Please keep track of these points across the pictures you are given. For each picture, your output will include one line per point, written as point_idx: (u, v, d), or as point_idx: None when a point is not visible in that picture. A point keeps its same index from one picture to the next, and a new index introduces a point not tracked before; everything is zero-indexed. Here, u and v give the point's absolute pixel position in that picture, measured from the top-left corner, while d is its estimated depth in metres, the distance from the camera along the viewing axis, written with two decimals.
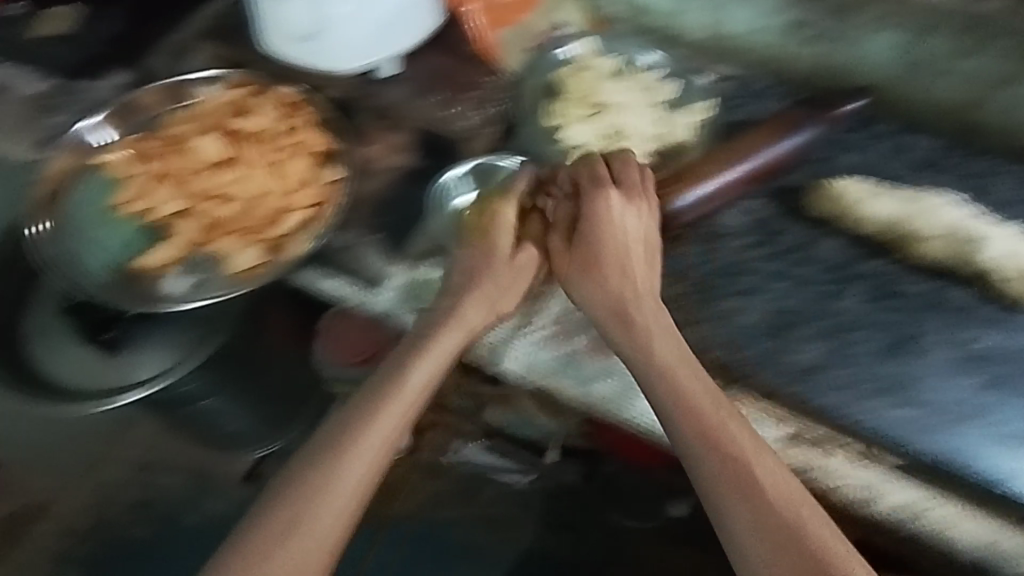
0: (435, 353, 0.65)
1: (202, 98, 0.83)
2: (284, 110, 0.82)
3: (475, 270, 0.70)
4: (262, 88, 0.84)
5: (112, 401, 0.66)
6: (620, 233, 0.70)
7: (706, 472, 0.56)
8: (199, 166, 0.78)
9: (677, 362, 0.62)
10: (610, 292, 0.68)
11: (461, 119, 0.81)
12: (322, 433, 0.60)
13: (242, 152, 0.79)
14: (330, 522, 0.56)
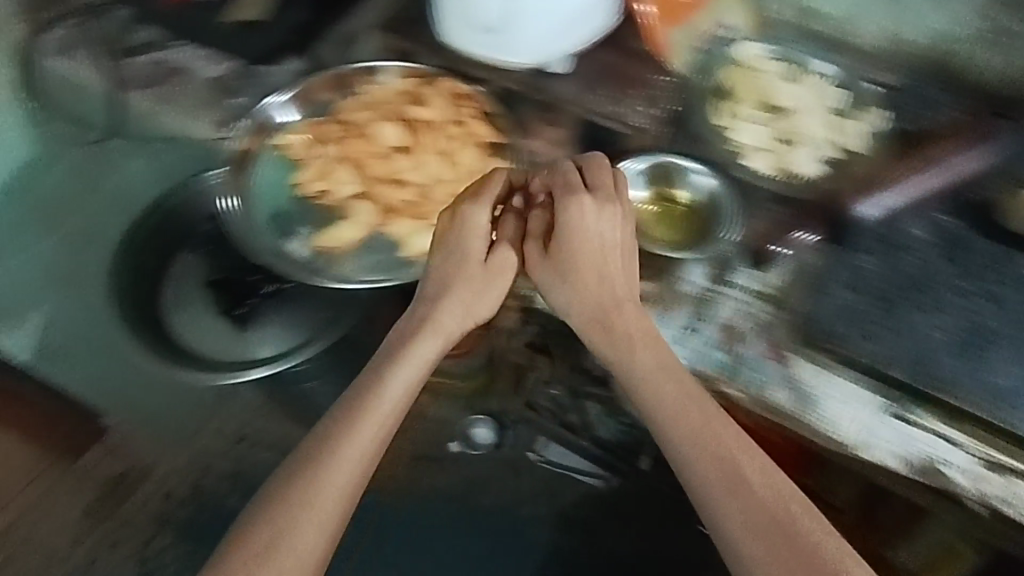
0: (412, 359, 0.69)
1: (377, 85, 0.86)
2: (453, 100, 0.83)
3: (449, 276, 0.73)
4: (433, 77, 0.85)
5: (239, 377, 0.96)
6: (596, 239, 0.70)
7: (691, 467, 0.61)
8: (374, 153, 0.82)
9: (662, 369, 0.66)
10: (592, 300, 0.70)
11: (632, 115, 0.81)
12: (310, 438, 0.66)
13: (415, 142, 0.82)
14: (330, 513, 0.62)
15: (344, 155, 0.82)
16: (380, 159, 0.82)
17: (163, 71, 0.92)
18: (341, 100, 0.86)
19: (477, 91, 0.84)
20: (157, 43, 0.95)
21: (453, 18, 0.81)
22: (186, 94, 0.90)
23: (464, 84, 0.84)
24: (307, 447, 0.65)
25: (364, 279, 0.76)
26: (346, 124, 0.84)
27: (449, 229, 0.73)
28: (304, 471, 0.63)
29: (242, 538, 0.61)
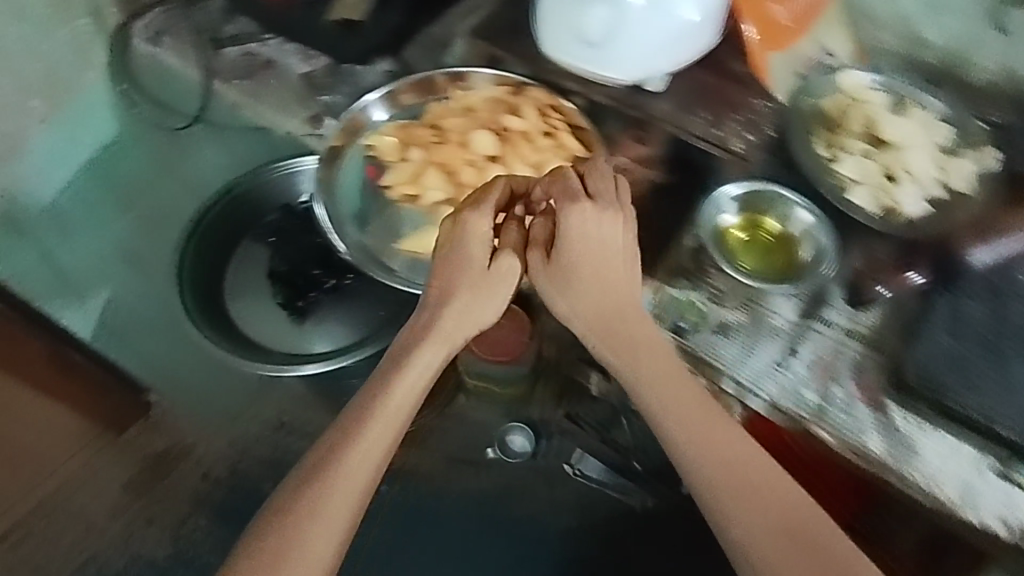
0: (416, 368, 0.68)
1: (471, 90, 0.87)
2: (544, 112, 0.83)
3: (453, 281, 0.72)
4: (526, 87, 0.85)
5: (297, 368, 1.02)
6: (599, 248, 0.70)
7: (707, 471, 0.61)
8: (461, 160, 0.83)
9: (672, 383, 0.66)
10: (597, 309, 0.69)
11: (733, 139, 0.80)
12: (315, 451, 0.64)
13: (504, 151, 0.82)
14: (337, 527, 0.61)
15: (432, 161, 0.83)
16: (468, 166, 0.82)
17: (255, 62, 0.94)
18: (433, 105, 0.87)
19: (569, 105, 0.83)
20: (251, 35, 0.96)
21: (552, 28, 0.79)
22: (277, 88, 0.91)
23: (558, 96, 0.83)
24: (312, 461, 0.63)
25: None
26: (436, 130, 0.85)
27: (454, 237, 0.73)
28: (311, 484, 0.62)
29: (249, 555, 0.60)
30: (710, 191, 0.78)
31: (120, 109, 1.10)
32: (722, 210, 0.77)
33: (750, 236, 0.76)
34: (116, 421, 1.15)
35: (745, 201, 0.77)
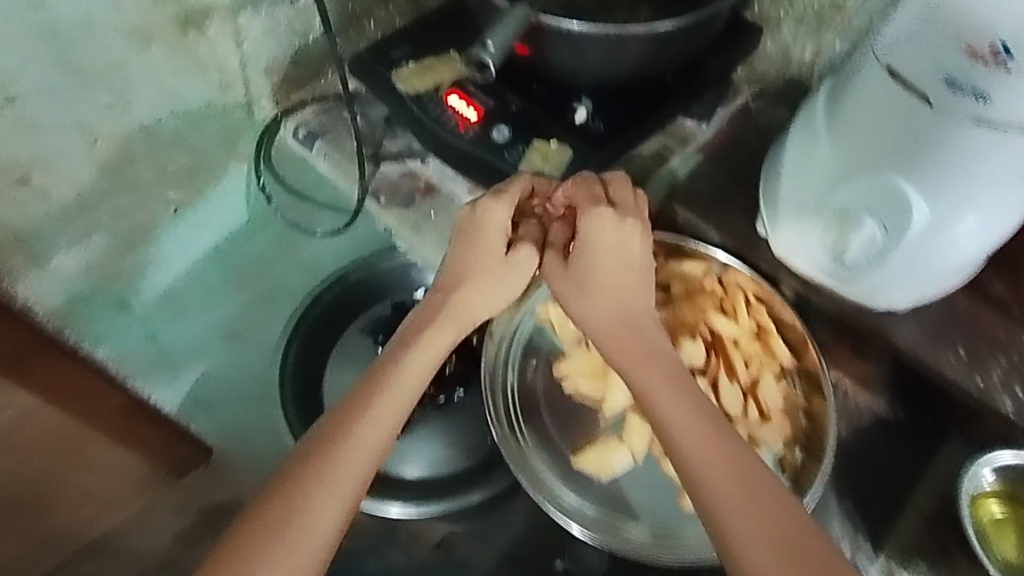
0: (427, 347, 0.68)
1: (675, 269, 0.73)
2: (756, 316, 0.71)
3: (466, 269, 0.71)
4: (731, 269, 0.72)
5: (384, 506, 1.05)
6: (623, 255, 0.68)
7: (692, 460, 0.57)
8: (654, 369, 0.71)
9: (671, 384, 0.62)
10: (611, 309, 0.67)
11: (1006, 395, 0.63)
12: (327, 418, 0.64)
13: (708, 359, 0.69)
14: (345, 492, 0.60)
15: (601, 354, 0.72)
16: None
17: (418, 188, 0.85)
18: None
19: (783, 306, 0.70)
20: (415, 151, 0.86)
21: (785, 223, 0.67)
22: (440, 224, 0.83)
23: (766, 285, 0.71)
24: (323, 427, 0.63)
25: (588, 516, 0.71)
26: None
27: (472, 225, 0.70)
28: (320, 448, 0.61)
29: (257, 517, 0.59)
30: (973, 461, 0.64)
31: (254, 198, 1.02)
32: (981, 476, 0.64)
33: (1008, 514, 0.64)
34: (176, 468, 1.16)
35: (1012, 475, 0.64)
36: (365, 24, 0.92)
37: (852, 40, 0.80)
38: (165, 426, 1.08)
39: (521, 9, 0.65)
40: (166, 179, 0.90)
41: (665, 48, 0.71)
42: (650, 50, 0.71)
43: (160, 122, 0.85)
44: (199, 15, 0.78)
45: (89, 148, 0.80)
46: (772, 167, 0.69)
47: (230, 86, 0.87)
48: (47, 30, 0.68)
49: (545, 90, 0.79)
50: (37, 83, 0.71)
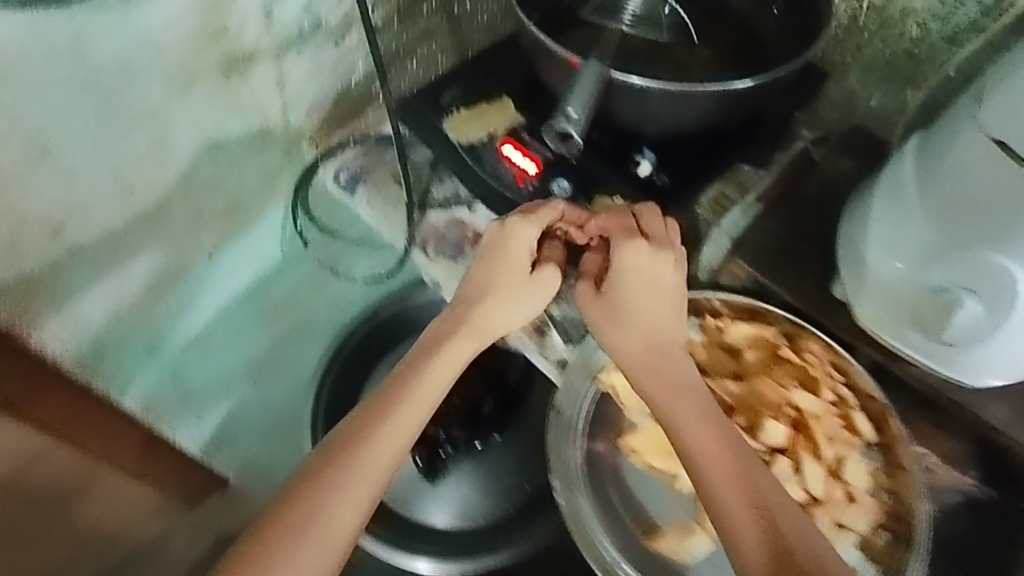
0: (448, 359, 0.65)
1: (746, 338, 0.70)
2: (836, 391, 0.67)
3: (490, 284, 0.68)
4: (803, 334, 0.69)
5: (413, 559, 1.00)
6: (656, 288, 0.66)
7: (714, 483, 0.58)
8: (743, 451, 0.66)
9: (703, 414, 0.62)
10: (647, 344, 0.65)
11: None
12: (346, 422, 0.61)
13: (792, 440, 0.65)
14: (363, 502, 0.58)
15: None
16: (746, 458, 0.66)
17: (465, 237, 0.80)
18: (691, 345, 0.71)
19: (862, 379, 0.67)
20: (462, 198, 0.82)
21: (871, 296, 0.64)
22: None
23: (841, 355, 0.67)
24: (342, 432, 0.60)
25: None
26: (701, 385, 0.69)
27: (499, 241, 0.67)
28: (338, 453, 0.59)
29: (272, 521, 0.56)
30: None
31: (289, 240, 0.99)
32: None
33: None
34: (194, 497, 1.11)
35: None
36: (405, 62, 0.90)
37: (926, 92, 0.76)
38: (176, 450, 1.03)
39: (598, 70, 0.66)
40: (201, 221, 0.86)
41: (736, 105, 0.68)
42: (721, 107, 0.68)
43: (197, 168, 0.80)
44: (243, 60, 0.74)
45: (125, 199, 0.75)
46: (851, 232, 0.66)
47: (269, 130, 0.83)
48: (86, 81, 0.64)
49: (604, 140, 0.75)
50: (74, 136, 0.66)
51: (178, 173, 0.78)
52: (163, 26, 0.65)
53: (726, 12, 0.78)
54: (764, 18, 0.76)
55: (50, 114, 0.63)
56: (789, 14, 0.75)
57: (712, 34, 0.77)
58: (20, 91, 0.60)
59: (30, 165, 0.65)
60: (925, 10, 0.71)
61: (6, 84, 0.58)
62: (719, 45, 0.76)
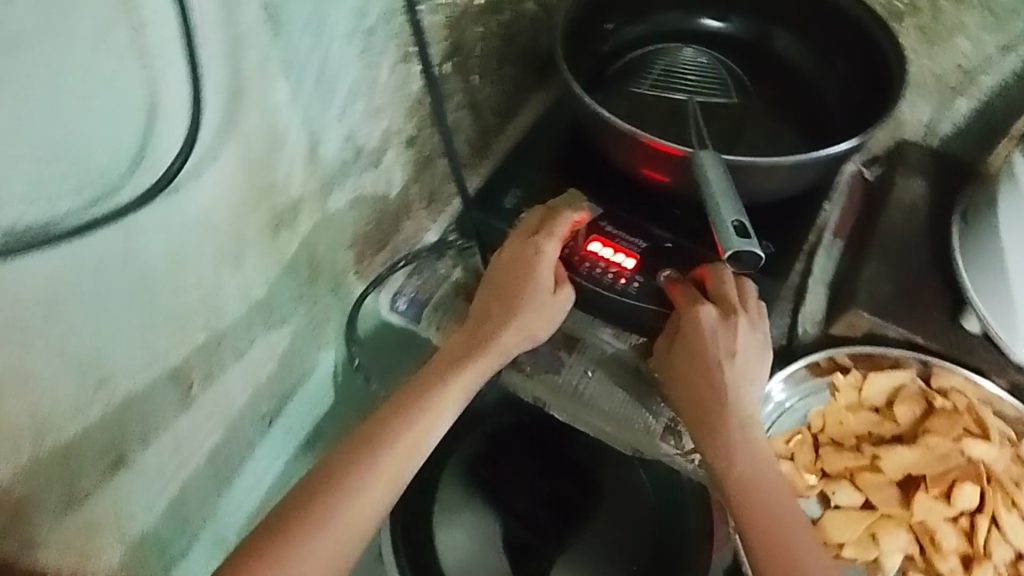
0: (469, 374, 0.64)
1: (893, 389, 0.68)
2: (997, 428, 0.65)
3: (515, 296, 0.65)
4: (940, 372, 0.68)
5: None
6: (726, 359, 0.62)
7: (753, 542, 0.57)
8: (943, 518, 0.62)
9: (739, 451, 0.60)
10: (702, 397, 0.62)
11: None
12: (367, 425, 0.61)
13: (983, 492, 0.62)
14: (381, 499, 0.57)
15: (874, 509, 0.63)
16: (949, 524, 0.62)
17: (555, 343, 0.74)
18: (840, 408, 0.69)
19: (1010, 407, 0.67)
20: None
21: None
22: (603, 385, 0.72)
23: (982, 385, 0.67)
24: (363, 435, 0.60)
25: None
26: (870, 453, 0.66)
27: (522, 258, 0.65)
28: (351, 459, 0.58)
29: (287, 525, 0.55)
30: None
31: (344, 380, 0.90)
32: None
33: None
34: None
35: None
36: (436, 163, 0.82)
37: (983, 100, 0.76)
38: None
39: (715, 158, 0.55)
40: (258, 390, 0.75)
41: (825, 164, 0.62)
42: (813, 167, 0.62)
43: (253, 341, 0.70)
44: (290, 212, 0.65)
45: (183, 399, 0.65)
46: (981, 266, 0.65)
47: (317, 276, 0.74)
48: (138, 287, 0.55)
49: (688, 216, 0.71)
50: (125, 347, 0.56)
51: (235, 351, 0.68)
52: (211, 204, 0.57)
53: (792, 73, 0.75)
54: (832, 81, 0.73)
55: (102, 334, 0.54)
56: (855, 80, 0.70)
57: (775, 104, 0.74)
58: (72, 321, 0.51)
59: (84, 399, 0.55)
60: (974, 25, 0.71)
61: (50, 316, 0.49)
62: (776, 92, 0.75)
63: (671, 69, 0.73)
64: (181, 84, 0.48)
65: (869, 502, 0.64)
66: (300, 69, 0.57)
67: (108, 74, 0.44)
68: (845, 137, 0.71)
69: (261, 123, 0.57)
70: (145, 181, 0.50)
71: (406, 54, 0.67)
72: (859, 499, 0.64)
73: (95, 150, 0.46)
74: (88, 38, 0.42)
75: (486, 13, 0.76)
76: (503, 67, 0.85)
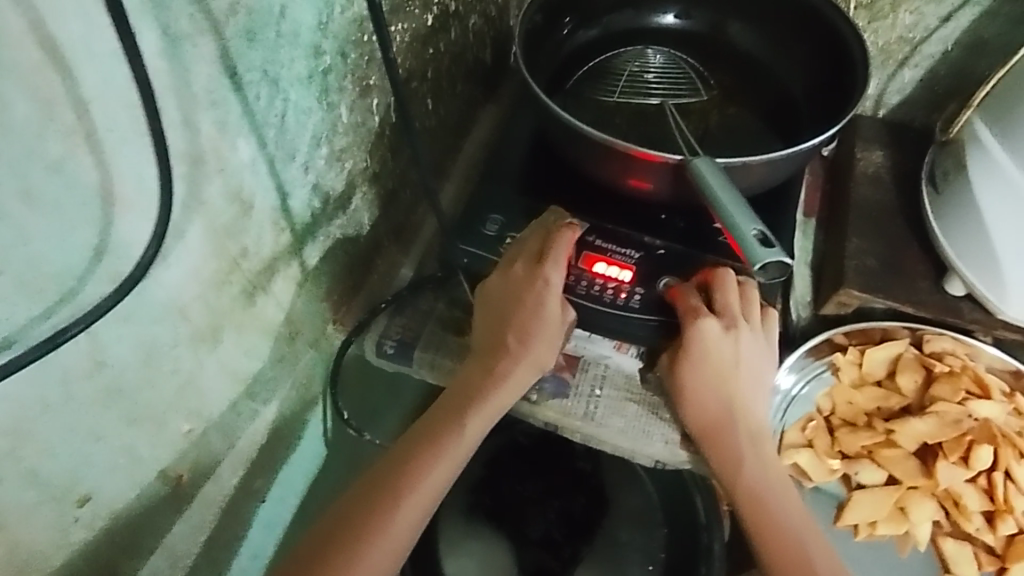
0: (483, 415, 0.61)
1: (887, 360, 0.73)
2: (994, 386, 0.71)
3: (523, 328, 0.63)
4: (931, 337, 0.72)
5: None
6: (733, 367, 0.63)
7: (766, 546, 0.59)
8: (963, 480, 0.66)
9: (750, 457, 0.62)
10: (715, 405, 0.63)
11: None
12: (382, 462, 0.60)
13: (995, 450, 0.67)
14: (401, 540, 0.56)
15: (897, 483, 0.68)
16: (968, 485, 0.67)
17: (557, 366, 0.69)
18: (847, 388, 0.73)
19: (996, 359, 0.72)
20: None
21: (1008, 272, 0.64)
22: (615, 400, 0.68)
23: (972, 345, 0.71)
24: (379, 474, 0.58)
25: None
26: (884, 428, 0.70)
27: (524, 289, 0.64)
28: (361, 512, 0.56)
29: None
30: None
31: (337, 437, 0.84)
32: None
33: None
34: None
35: None
36: (400, 195, 0.78)
37: (928, 67, 0.78)
38: None
39: (712, 164, 0.57)
40: (251, 469, 0.69)
41: (802, 157, 0.61)
42: (792, 161, 0.61)
43: (240, 417, 0.64)
44: (264, 275, 0.60)
45: (173, 496, 0.59)
46: (959, 228, 0.67)
47: (297, 335, 0.69)
48: (113, 391, 0.48)
49: (674, 219, 0.72)
50: (106, 458, 0.50)
51: (223, 433, 0.63)
52: (182, 283, 0.51)
53: (750, 63, 0.76)
54: (790, 68, 0.74)
55: (79, 452, 0.47)
56: (813, 67, 0.71)
57: (741, 99, 0.74)
58: (43, 445, 0.44)
59: (68, 524, 0.49)
60: None
61: (18, 444, 0.43)
62: (737, 85, 0.75)
63: (637, 76, 0.74)
64: (134, 161, 0.43)
65: (891, 477, 0.68)
66: (259, 123, 0.52)
67: (53, 166, 0.38)
68: (811, 135, 0.70)
69: (225, 188, 0.51)
70: (108, 276, 0.44)
71: (362, 89, 0.63)
72: (883, 476, 0.68)
73: (47, 253, 0.40)
74: (26, 130, 0.36)
75: (436, 34, 0.72)
76: (455, 88, 0.82)
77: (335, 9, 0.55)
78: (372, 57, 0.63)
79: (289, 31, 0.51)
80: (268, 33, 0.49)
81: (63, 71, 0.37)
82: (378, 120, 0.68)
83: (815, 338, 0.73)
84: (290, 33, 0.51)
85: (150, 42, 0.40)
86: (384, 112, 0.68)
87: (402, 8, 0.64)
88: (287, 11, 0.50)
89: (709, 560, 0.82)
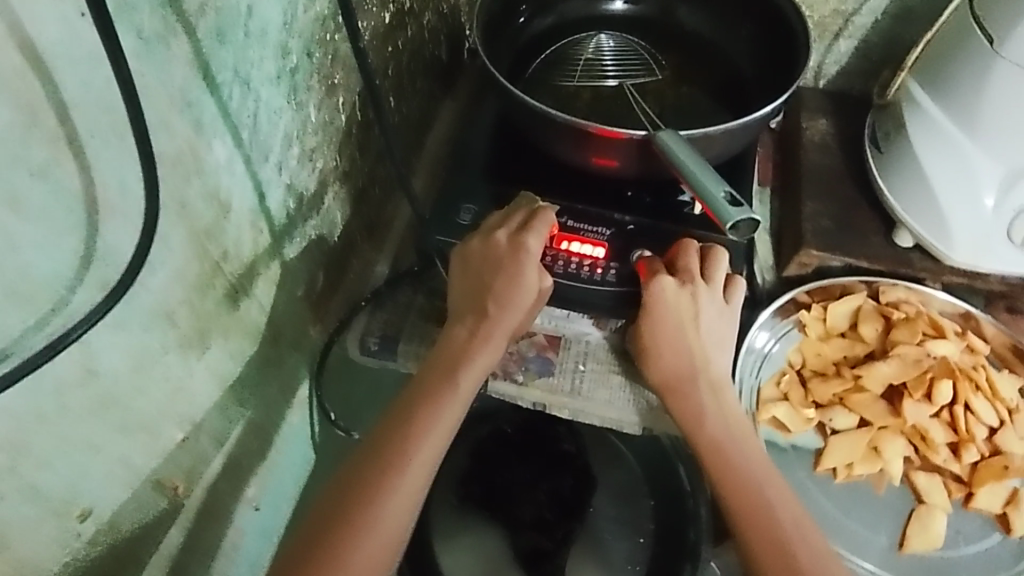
0: (473, 374, 0.63)
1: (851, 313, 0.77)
2: (949, 327, 0.76)
3: (504, 296, 0.64)
4: (886, 288, 0.77)
5: None
6: (690, 324, 0.65)
7: (725, 492, 0.61)
8: (928, 416, 0.71)
9: (714, 415, 0.64)
10: (676, 359, 0.65)
11: None
12: (368, 441, 0.60)
13: (954, 385, 0.72)
14: (410, 501, 0.57)
15: (868, 425, 0.72)
16: (934, 420, 0.72)
17: (539, 345, 0.71)
18: (814, 342, 0.77)
19: (947, 303, 0.78)
20: None
21: (959, 220, 0.69)
22: (599, 373, 0.70)
23: (924, 291, 0.77)
24: (369, 452, 0.59)
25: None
26: (851, 375, 0.74)
27: (504, 259, 0.65)
28: (357, 494, 0.57)
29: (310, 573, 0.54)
30: None
31: (323, 441, 0.84)
32: None
33: None
34: None
35: None
36: (369, 193, 0.79)
37: (861, 36, 0.83)
38: None
39: (675, 137, 0.60)
40: (244, 475, 0.69)
41: (758, 126, 0.64)
42: (750, 130, 0.64)
43: (230, 422, 0.64)
44: (245, 278, 0.60)
45: (169, 506, 0.58)
46: (904, 182, 0.72)
47: (279, 337, 0.69)
48: (106, 401, 0.48)
49: (640, 195, 0.75)
50: (101, 468, 0.49)
51: (214, 438, 0.62)
52: (167, 287, 0.51)
53: (697, 43, 0.80)
54: (736, 45, 0.78)
55: (76, 465, 0.47)
56: (758, 41, 0.75)
57: (693, 77, 0.77)
58: (42, 458, 0.44)
59: (68, 537, 0.48)
60: None
61: (14, 459, 0.42)
62: (688, 65, 0.78)
63: (593, 62, 0.78)
64: (116, 165, 0.43)
65: (863, 419, 0.73)
66: (234, 124, 0.52)
67: (38, 173, 0.38)
68: (760, 105, 0.74)
69: (203, 191, 0.51)
70: (96, 284, 0.44)
71: (328, 87, 0.64)
72: (854, 420, 0.73)
73: (36, 264, 0.39)
74: (11, 138, 0.36)
75: (394, 31, 0.74)
76: (416, 83, 0.83)
77: (299, 8, 0.56)
78: (336, 56, 0.64)
79: (257, 30, 0.51)
80: (237, 34, 0.49)
81: (43, 74, 0.37)
82: (345, 118, 0.69)
83: (779, 300, 0.77)
84: (257, 33, 0.52)
85: (127, 45, 0.41)
86: (351, 110, 0.69)
87: (363, 5, 0.65)
88: (254, 11, 0.50)
89: (697, 523, 0.84)
